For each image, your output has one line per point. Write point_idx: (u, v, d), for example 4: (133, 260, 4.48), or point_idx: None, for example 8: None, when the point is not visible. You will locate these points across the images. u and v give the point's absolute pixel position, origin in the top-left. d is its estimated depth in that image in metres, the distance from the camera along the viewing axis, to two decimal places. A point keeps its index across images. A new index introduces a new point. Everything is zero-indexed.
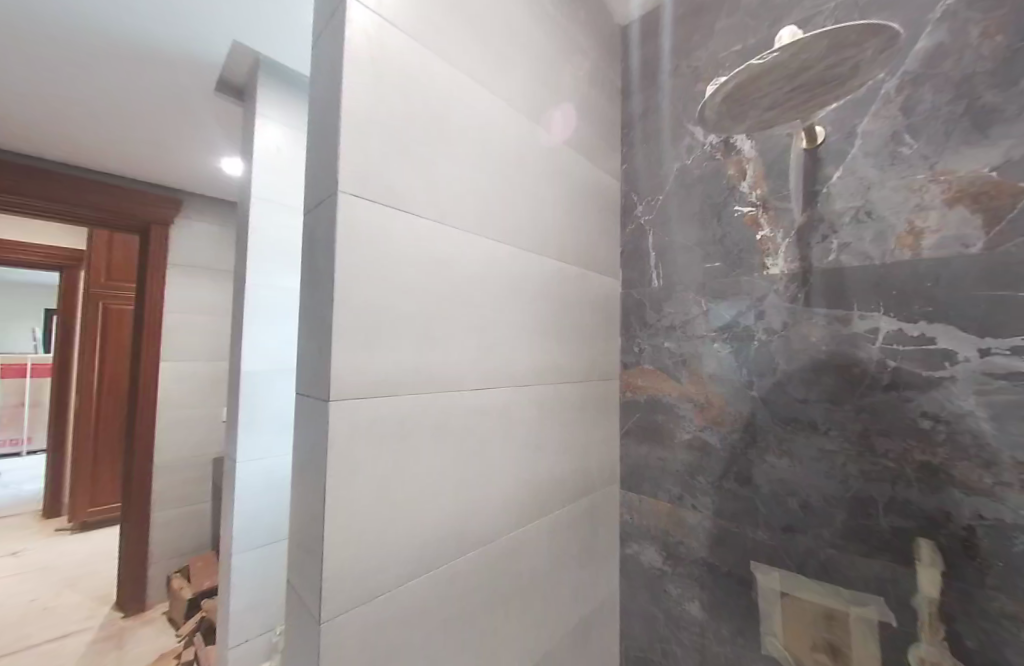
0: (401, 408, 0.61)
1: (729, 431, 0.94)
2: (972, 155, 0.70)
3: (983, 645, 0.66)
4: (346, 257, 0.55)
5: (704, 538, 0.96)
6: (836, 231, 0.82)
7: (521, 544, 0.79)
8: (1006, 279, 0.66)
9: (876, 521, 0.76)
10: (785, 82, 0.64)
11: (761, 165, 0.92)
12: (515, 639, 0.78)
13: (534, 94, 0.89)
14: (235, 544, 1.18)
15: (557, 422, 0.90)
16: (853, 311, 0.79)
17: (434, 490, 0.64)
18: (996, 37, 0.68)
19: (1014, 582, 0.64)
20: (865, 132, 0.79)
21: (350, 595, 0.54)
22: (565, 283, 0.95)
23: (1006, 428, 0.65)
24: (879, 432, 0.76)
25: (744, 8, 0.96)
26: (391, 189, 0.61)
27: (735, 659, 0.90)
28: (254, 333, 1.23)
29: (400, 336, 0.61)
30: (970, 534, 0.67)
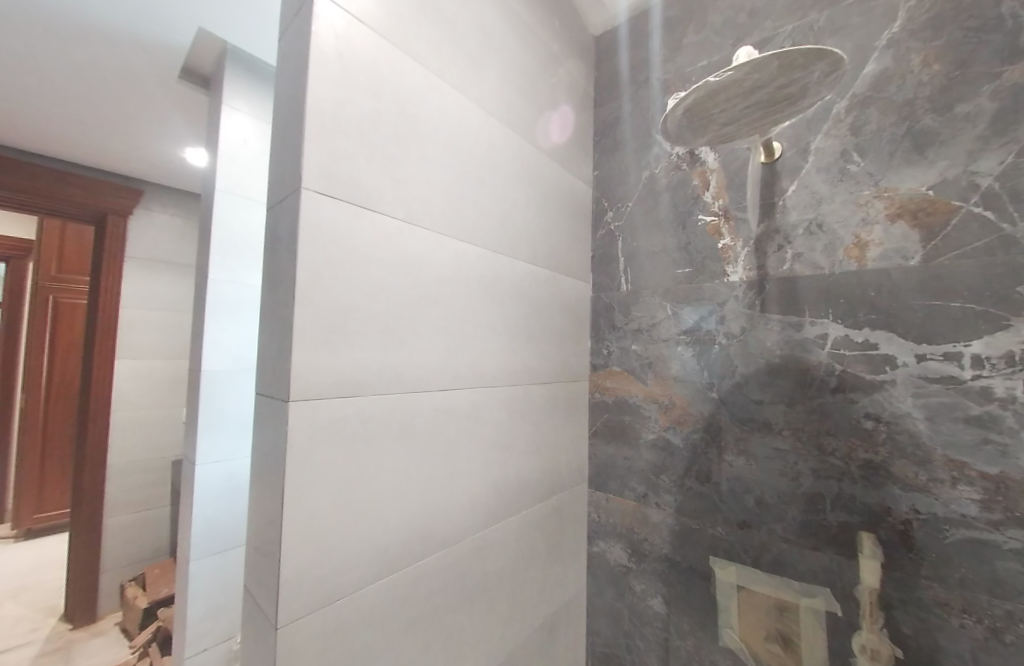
0: (365, 408, 0.60)
1: (691, 431, 0.97)
2: (911, 175, 0.75)
3: (917, 631, 0.71)
4: (310, 255, 0.55)
5: (667, 535, 0.99)
6: (791, 241, 0.86)
7: (488, 544, 0.80)
8: (940, 290, 0.71)
9: (824, 516, 0.80)
10: (739, 100, 0.67)
11: (724, 176, 0.96)
12: (481, 639, 0.78)
13: (508, 98, 0.90)
14: (193, 550, 1.13)
15: (526, 423, 0.91)
16: (805, 317, 0.84)
17: (400, 490, 0.64)
18: (934, 65, 0.74)
19: (944, 571, 0.69)
20: (818, 149, 0.84)
21: (308, 599, 0.53)
22: (536, 285, 0.96)
23: (938, 428, 0.71)
24: (827, 432, 0.80)
25: (710, 26, 1.00)
26: (358, 188, 0.60)
27: (695, 651, 0.93)
28: (216, 331, 1.19)
29: (365, 336, 0.60)
30: (906, 527, 0.72)
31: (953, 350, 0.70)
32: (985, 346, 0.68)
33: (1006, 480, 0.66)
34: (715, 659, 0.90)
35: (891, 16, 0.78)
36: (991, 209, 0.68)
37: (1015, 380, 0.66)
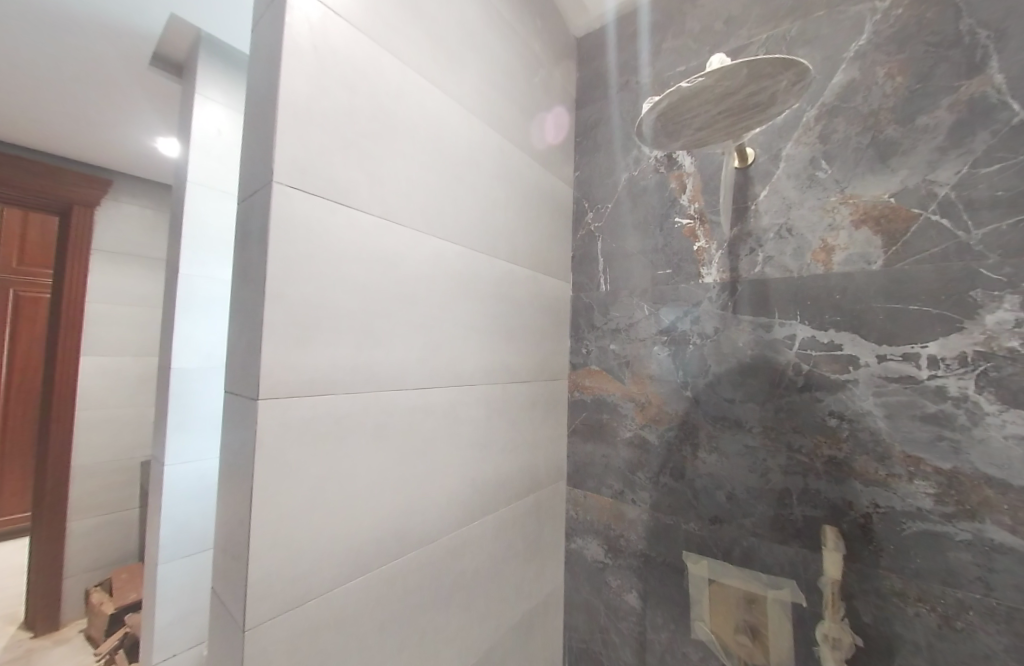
0: (339, 407, 0.59)
1: (666, 429, 0.99)
2: (875, 182, 0.78)
3: (876, 619, 0.74)
4: (281, 251, 0.54)
5: (643, 531, 1.00)
6: (762, 244, 0.89)
7: (465, 543, 0.80)
8: (899, 293, 0.74)
9: (791, 511, 0.83)
10: (711, 107, 0.69)
11: (700, 180, 0.98)
12: (457, 637, 0.78)
13: (488, 97, 0.90)
14: (161, 553, 1.09)
15: (504, 421, 0.92)
16: (774, 318, 0.86)
17: (374, 489, 0.63)
18: (897, 78, 0.77)
19: (901, 562, 0.72)
20: (789, 155, 0.87)
21: (278, 600, 0.53)
22: (516, 284, 0.97)
23: (897, 425, 0.74)
24: (794, 429, 0.83)
25: (688, 32, 1.02)
26: (332, 183, 0.59)
27: (668, 644, 0.95)
28: (186, 327, 1.15)
29: (339, 333, 0.60)
30: (867, 520, 0.75)
31: (911, 351, 0.73)
32: (941, 347, 0.71)
33: (959, 475, 0.69)
34: (687, 652, 0.92)
35: (858, 29, 0.81)
36: (947, 217, 0.72)
37: (967, 379, 0.69)
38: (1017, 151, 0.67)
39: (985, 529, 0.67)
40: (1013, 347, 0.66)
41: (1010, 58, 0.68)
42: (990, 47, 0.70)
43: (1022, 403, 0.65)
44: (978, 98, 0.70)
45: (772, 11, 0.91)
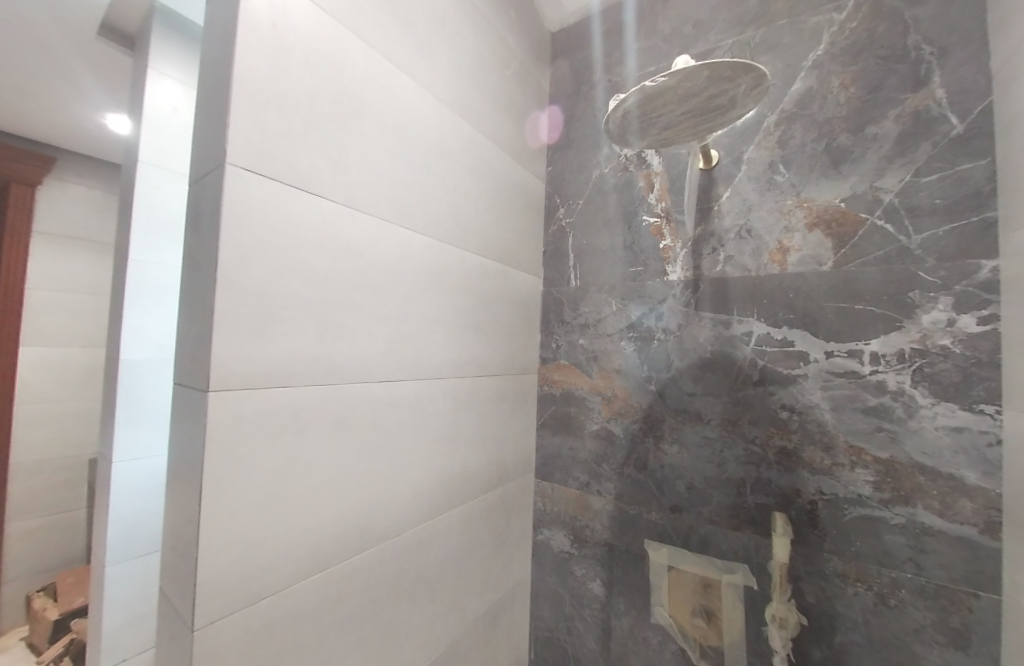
0: (298, 399, 0.58)
1: (630, 422, 1.02)
2: (828, 187, 0.82)
3: (819, 599, 0.79)
4: (235, 237, 0.51)
5: (607, 521, 1.03)
6: (723, 244, 0.92)
7: (430, 537, 0.79)
8: (847, 293, 0.79)
9: (745, 499, 0.87)
10: (675, 107, 0.71)
11: (667, 180, 1.00)
12: (422, 629, 0.78)
13: (459, 86, 0.88)
14: (109, 555, 1.04)
15: (472, 415, 0.91)
16: (733, 315, 0.90)
17: (336, 483, 0.62)
18: (850, 89, 0.81)
19: (842, 545, 0.77)
20: (749, 158, 0.90)
21: (230, 598, 0.51)
22: (486, 278, 0.96)
23: (842, 417, 0.79)
24: (749, 421, 0.87)
25: (658, 32, 1.04)
26: (291, 167, 0.57)
27: (630, 629, 0.98)
28: (136, 317, 1.09)
29: (298, 323, 0.58)
30: (813, 506, 0.80)
31: (856, 347, 0.78)
32: (881, 344, 0.76)
33: (895, 463, 0.74)
34: (647, 636, 0.96)
35: (817, 39, 0.84)
36: (890, 223, 0.76)
37: (904, 374, 0.74)
38: (954, 162, 0.72)
39: (916, 513, 0.72)
40: (945, 344, 0.71)
41: (950, 75, 0.73)
42: (933, 63, 0.74)
43: (951, 397, 0.71)
44: (921, 110, 0.75)
45: (738, 17, 0.93)
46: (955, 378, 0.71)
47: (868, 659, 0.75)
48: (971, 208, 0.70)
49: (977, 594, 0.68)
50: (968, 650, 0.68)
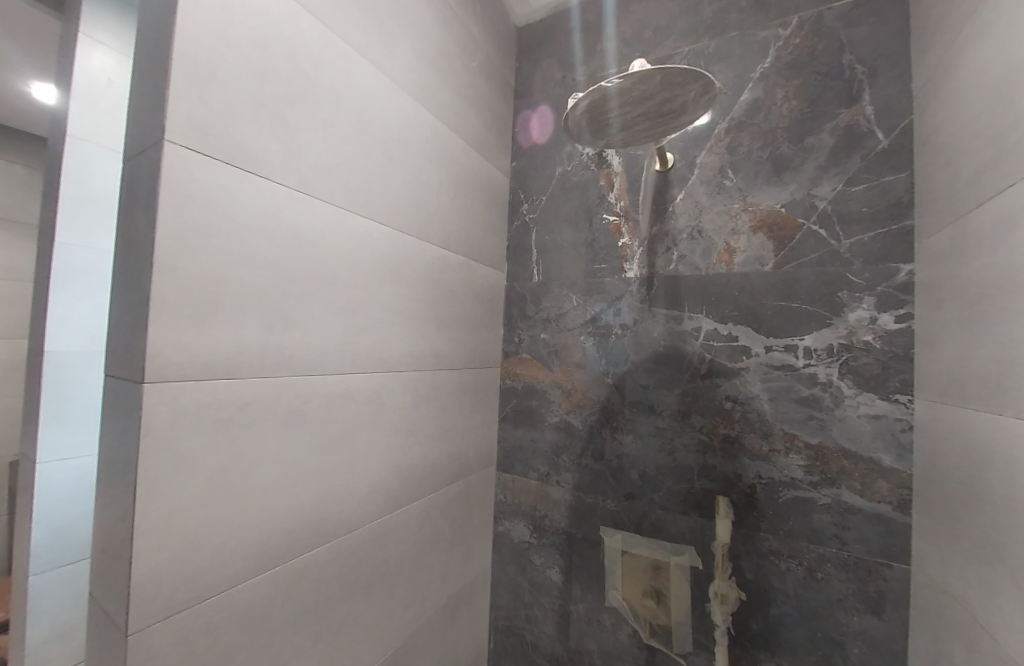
0: (244, 391, 0.56)
1: (589, 414, 1.05)
2: (770, 193, 0.88)
3: (756, 575, 0.85)
4: (174, 218, 0.49)
5: (565, 510, 1.06)
6: (677, 244, 0.96)
7: (387, 531, 0.79)
8: (785, 292, 0.85)
9: (692, 484, 0.92)
10: (631, 109, 0.73)
11: (625, 180, 1.03)
12: (377, 624, 0.78)
13: (422, 75, 0.87)
14: (33, 563, 0.96)
15: (432, 409, 0.91)
16: (684, 311, 0.94)
17: (287, 477, 0.61)
18: (792, 101, 0.87)
19: (777, 524, 0.84)
20: (702, 163, 0.94)
21: (169, 599, 0.49)
22: (448, 270, 0.96)
23: (778, 407, 0.85)
24: (697, 411, 0.92)
25: (620, 35, 1.06)
26: (239, 148, 0.54)
27: (586, 612, 1.02)
28: (62, 306, 1.00)
29: (245, 311, 0.55)
30: (752, 490, 0.86)
31: (791, 342, 0.84)
32: (813, 340, 0.82)
33: (823, 448, 0.81)
34: (602, 619, 1.00)
35: (764, 53, 0.90)
36: (824, 228, 0.83)
37: (833, 367, 0.81)
38: (878, 174, 0.79)
39: (841, 493, 0.79)
40: (867, 340, 0.78)
41: (878, 94, 0.80)
42: (864, 82, 0.81)
43: (871, 387, 0.78)
44: (853, 125, 0.81)
45: (694, 26, 0.97)
46: (875, 370, 0.78)
47: (798, 628, 0.81)
48: (892, 217, 0.78)
49: (890, 564, 0.76)
50: (881, 615, 0.76)
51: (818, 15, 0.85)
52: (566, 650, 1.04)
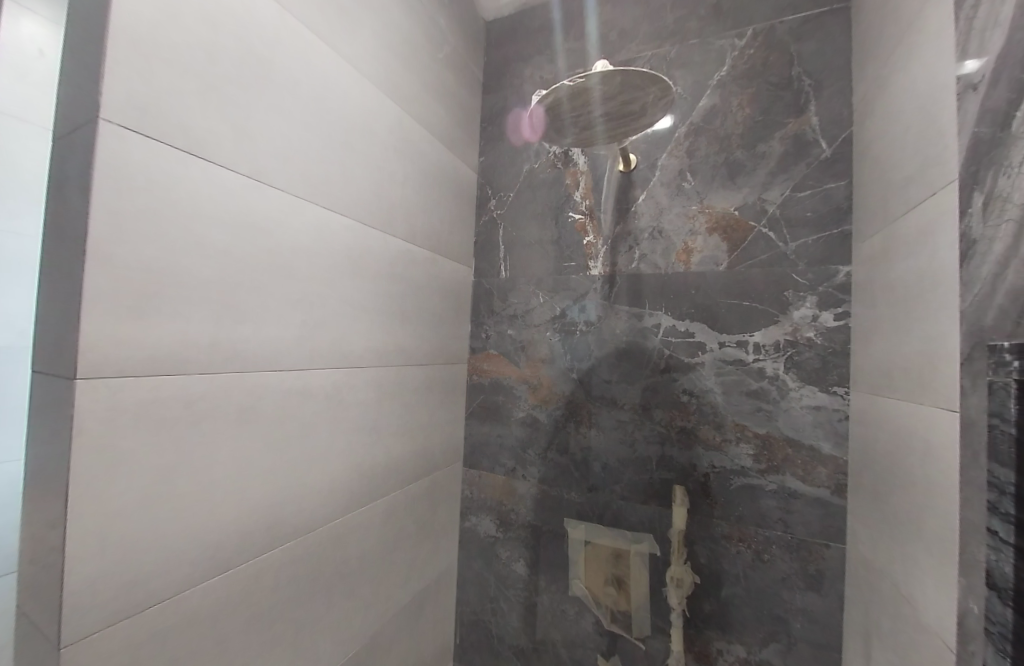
0: (191, 387, 0.53)
1: (554, 409, 1.06)
2: (725, 197, 0.92)
3: (709, 559, 0.89)
4: (113, 204, 0.46)
5: (531, 504, 1.08)
6: (639, 243, 0.99)
7: (348, 530, 0.77)
8: (738, 291, 0.90)
9: (651, 474, 0.96)
10: (609, 103, 0.73)
11: (591, 179, 1.05)
12: (338, 625, 0.76)
13: (385, 64, 0.85)
14: None
15: (396, 405, 0.90)
16: (645, 309, 0.98)
17: (239, 476, 0.58)
18: (746, 109, 0.91)
19: (728, 510, 0.89)
20: (662, 165, 0.98)
21: (108, 609, 0.46)
22: (413, 265, 0.95)
23: (730, 399, 0.90)
24: (656, 405, 0.96)
25: (586, 36, 1.08)
26: (185, 130, 0.52)
27: (550, 603, 1.04)
28: None
29: (193, 303, 0.53)
30: (706, 478, 0.91)
31: (742, 338, 0.89)
32: (762, 336, 0.87)
33: (770, 437, 0.86)
34: (566, 608, 1.02)
35: (720, 61, 0.94)
36: (773, 231, 0.88)
37: (779, 362, 0.86)
38: (822, 181, 0.85)
39: (785, 480, 0.85)
40: (810, 336, 0.84)
41: (823, 106, 0.85)
42: (811, 93, 0.86)
43: (812, 380, 0.84)
44: (800, 135, 0.87)
45: (656, 31, 1.00)
46: (816, 364, 0.84)
47: (746, 607, 0.86)
48: (832, 222, 0.83)
49: (827, 544, 0.82)
50: (819, 591, 0.82)
51: (770, 28, 0.90)
52: (531, 640, 1.06)
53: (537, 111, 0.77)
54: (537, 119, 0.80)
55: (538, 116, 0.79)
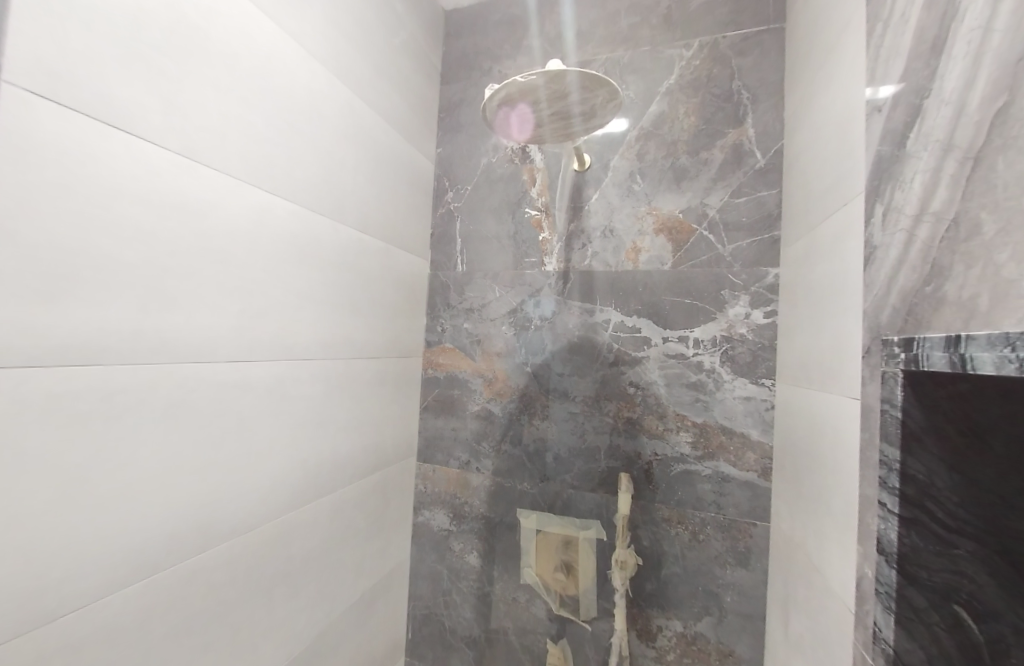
0: (111, 378, 0.49)
1: (508, 402, 1.08)
2: (671, 200, 0.97)
3: (651, 542, 0.95)
4: (15, 175, 0.41)
5: (484, 495, 1.09)
6: (591, 241, 1.03)
7: (291, 529, 0.75)
8: (681, 289, 0.95)
9: (600, 463, 1.00)
10: (563, 100, 0.75)
11: (547, 176, 1.07)
12: (280, 625, 0.73)
13: (335, 45, 0.82)
14: None
15: (345, 399, 0.88)
16: (596, 304, 1.01)
17: (168, 473, 0.55)
18: (691, 117, 0.96)
19: (668, 495, 0.94)
20: (614, 166, 1.02)
21: (11, 622, 0.42)
22: (365, 255, 0.92)
23: (672, 391, 0.95)
24: (605, 396, 1.00)
25: (544, 35, 1.10)
26: (104, 98, 0.47)
27: (502, 591, 1.06)
28: None
29: (113, 287, 0.49)
30: (649, 465, 0.96)
31: (684, 334, 0.95)
32: (701, 332, 0.93)
33: (706, 426, 0.93)
34: (517, 596, 1.05)
35: (669, 69, 0.98)
36: (712, 234, 0.94)
37: (716, 356, 0.92)
38: (756, 189, 0.91)
39: (719, 465, 0.91)
40: (742, 332, 0.91)
41: (758, 119, 0.92)
42: (748, 106, 0.93)
43: (744, 373, 0.91)
44: (737, 145, 0.93)
45: (611, 35, 1.04)
46: (748, 358, 0.90)
47: (684, 584, 0.93)
48: (764, 228, 0.90)
49: (755, 523, 0.89)
50: (747, 566, 0.89)
51: (714, 42, 0.96)
52: (483, 630, 1.07)
53: (523, 109, 0.78)
54: (522, 117, 0.81)
55: (524, 113, 0.79)
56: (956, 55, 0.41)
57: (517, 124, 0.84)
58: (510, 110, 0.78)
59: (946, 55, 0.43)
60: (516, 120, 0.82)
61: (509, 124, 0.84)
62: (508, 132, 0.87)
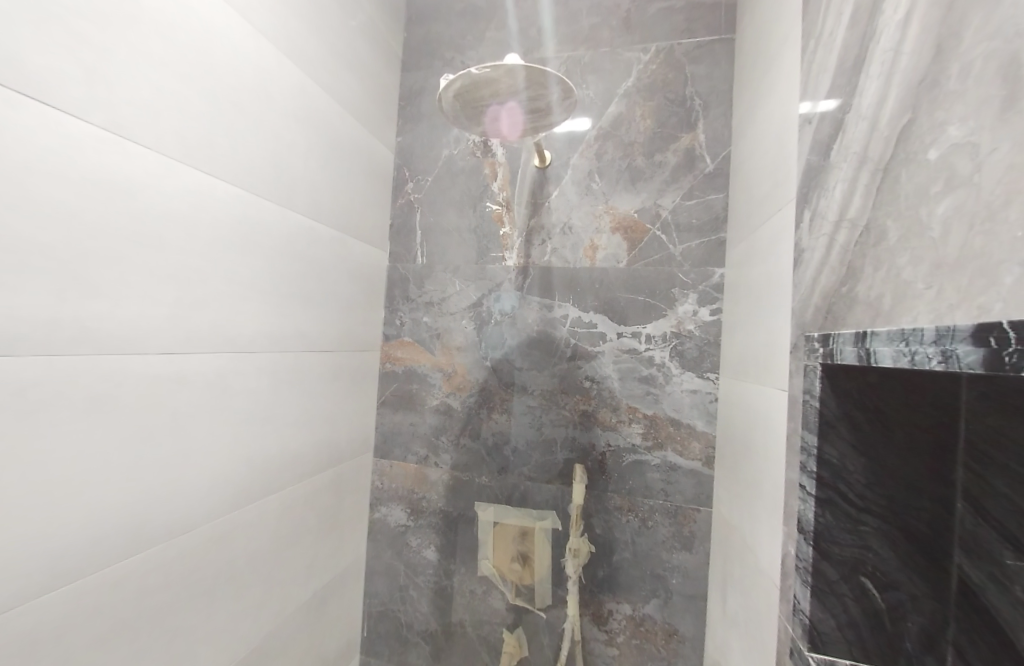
0: (23, 371, 0.45)
1: (467, 396, 1.08)
2: (627, 200, 1.00)
3: (604, 529, 0.99)
4: None
5: (443, 489, 1.09)
6: (551, 237, 1.04)
7: (233, 528, 0.71)
8: (635, 286, 0.99)
9: (557, 455, 1.02)
10: (531, 94, 0.76)
11: (508, 171, 1.07)
12: (221, 630, 0.70)
13: (285, 22, 0.78)
14: None
15: (295, 394, 0.85)
16: (555, 300, 1.03)
17: (91, 473, 0.51)
18: (647, 120, 1.00)
19: (621, 484, 0.98)
20: (574, 164, 1.03)
21: None
22: (317, 244, 0.89)
23: (626, 384, 0.99)
24: (562, 390, 1.02)
25: (506, 28, 1.09)
26: (15, 62, 0.43)
27: (459, 584, 1.07)
28: None
29: (26, 272, 0.44)
30: (603, 456, 0.99)
31: (637, 329, 0.98)
32: (653, 328, 0.97)
33: (656, 417, 0.97)
34: (474, 588, 1.06)
35: (627, 72, 1.01)
36: (664, 234, 0.98)
37: (666, 351, 0.97)
38: (706, 193, 0.96)
39: (667, 454, 0.96)
40: (690, 328, 0.95)
41: (708, 125, 0.96)
42: (700, 112, 0.97)
43: (691, 367, 0.95)
44: (689, 149, 0.97)
45: (572, 33, 1.05)
46: (695, 353, 0.95)
47: (633, 569, 0.97)
48: (712, 229, 0.95)
49: (698, 509, 0.94)
50: (692, 549, 0.94)
51: (670, 48, 0.99)
52: (440, 624, 1.07)
53: (512, 106, 0.79)
54: (510, 113, 0.82)
55: (513, 110, 0.81)
56: (873, 74, 0.45)
57: (507, 121, 0.84)
58: (499, 106, 0.79)
59: (865, 73, 0.46)
60: (505, 116, 0.83)
61: (500, 121, 0.84)
62: (499, 129, 0.88)
